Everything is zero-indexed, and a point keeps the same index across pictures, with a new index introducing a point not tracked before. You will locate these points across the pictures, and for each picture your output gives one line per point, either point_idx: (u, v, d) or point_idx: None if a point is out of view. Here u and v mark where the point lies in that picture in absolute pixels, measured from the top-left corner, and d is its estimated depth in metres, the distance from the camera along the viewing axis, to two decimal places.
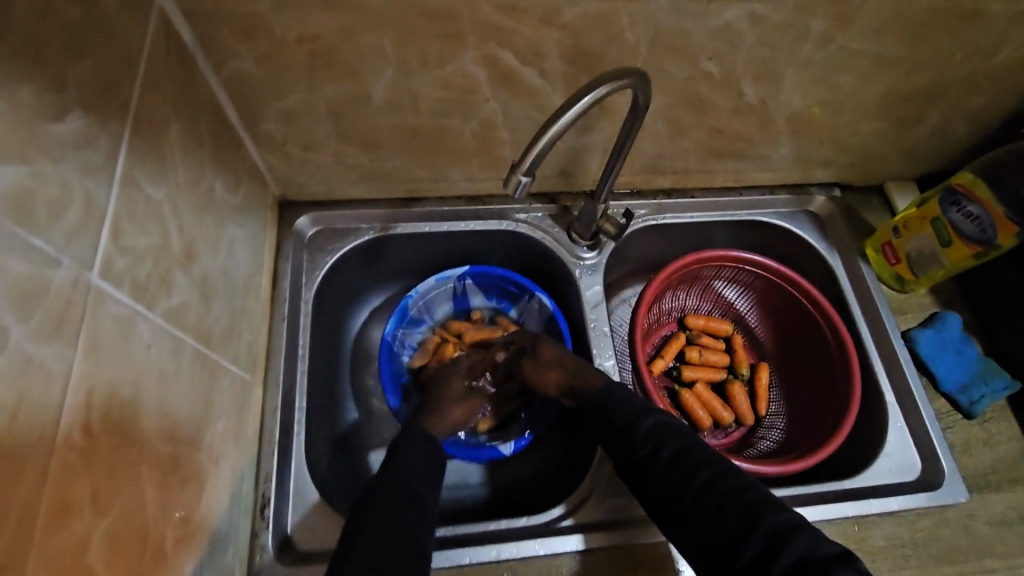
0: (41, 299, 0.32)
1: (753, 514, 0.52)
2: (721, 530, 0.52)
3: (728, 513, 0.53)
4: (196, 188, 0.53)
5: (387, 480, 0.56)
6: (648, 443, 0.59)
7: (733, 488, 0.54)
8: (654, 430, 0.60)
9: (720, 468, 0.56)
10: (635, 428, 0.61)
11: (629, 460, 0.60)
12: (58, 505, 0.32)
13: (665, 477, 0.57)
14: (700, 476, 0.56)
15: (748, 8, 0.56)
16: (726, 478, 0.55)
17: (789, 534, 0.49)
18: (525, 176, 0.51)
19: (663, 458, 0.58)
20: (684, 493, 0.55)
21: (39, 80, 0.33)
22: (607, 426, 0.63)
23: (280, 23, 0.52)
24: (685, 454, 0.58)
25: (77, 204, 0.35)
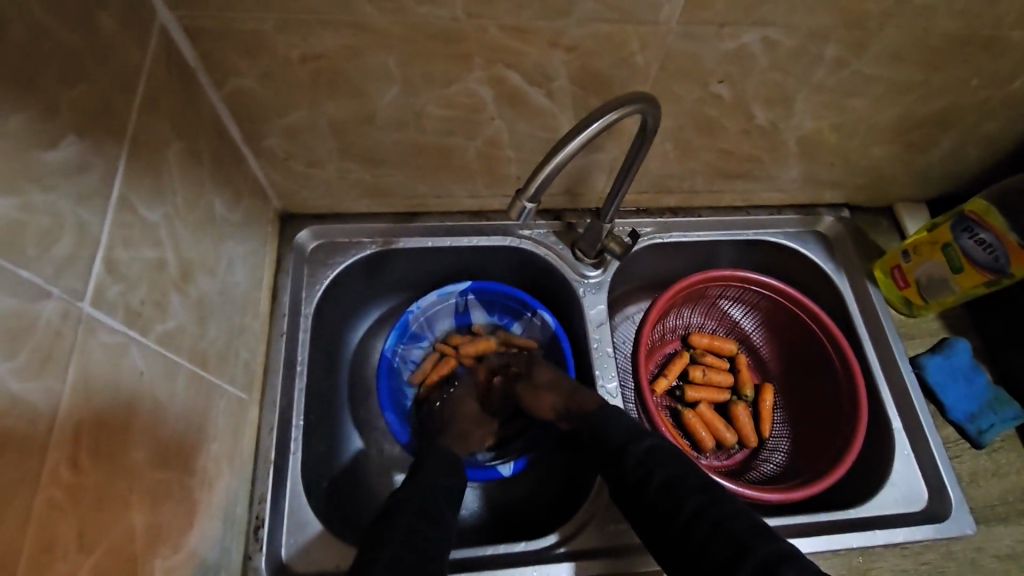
0: (28, 335, 0.31)
1: (742, 544, 0.51)
2: (709, 559, 0.52)
3: (717, 542, 0.52)
4: (196, 206, 0.52)
5: (413, 490, 0.57)
6: (639, 468, 0.58)
7: (722, 516, 0.53)
8: (645, 454, 0.59)
9: (710, 495, 0.55)
10: (628, 451, 0.60)
11: (620, 483, 0.59)
12: (43, 546, 0.31)
13: (655, 503, 0.56)
14: (690, 503, 0.55)
15: (760, 32, 0.55)
16: (716, 505, 0.54)
17: (779, 566, 0.49)
18: (530, 202, 0.50)
19: (654, 483, 0.57)
20: (674, 519, 0.55)
21: (32, 109, 0.32)
22: (600, 448, 0.62)
23: (284, 42, 0.51)
24: (676, 480, 0.57)
25: (69, 234, 0.34)
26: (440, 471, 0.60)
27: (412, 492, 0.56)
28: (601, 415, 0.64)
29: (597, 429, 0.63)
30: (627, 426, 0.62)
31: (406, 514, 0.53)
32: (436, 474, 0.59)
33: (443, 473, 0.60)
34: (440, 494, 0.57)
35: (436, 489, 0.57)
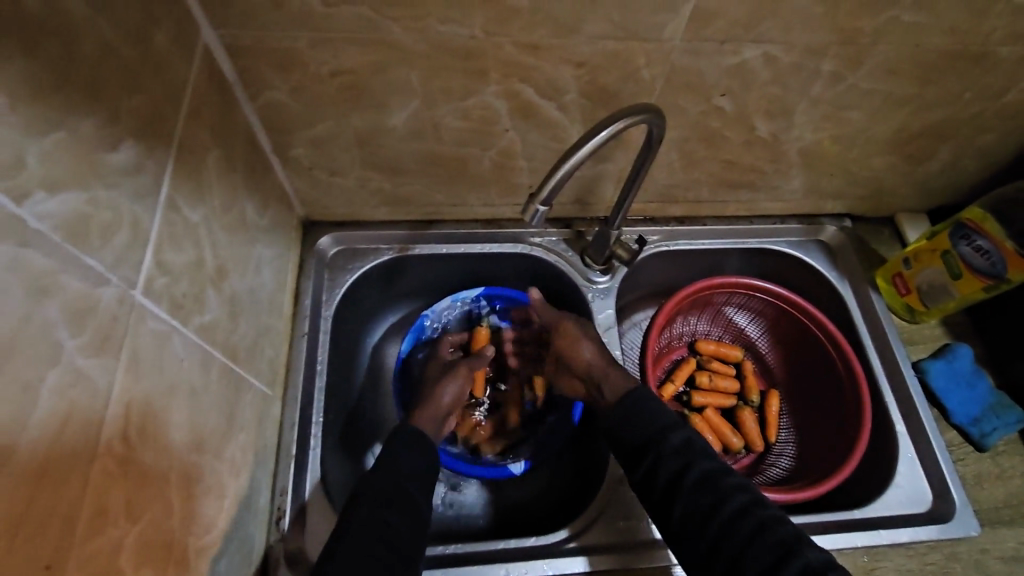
0: (91, 316, 0.34)
1: (789, 546, 0.52)
2: (753, 560, 0.52)
3: (761, 542, 0.52)
4: (230, 210, 0.56)
5: (376, 477, 0.57)
6: (678, 459, 0.58)
7: (767, 518, 0.54)
8: (682, 446, 0.59)
9: (752, 495, 0.56)
10: (664, 442, 0.60)
11: (652, 480, 0.59)
12: (96, 511, 0.34)
13: (694, 500, 0.56)
14: (733, 501, 0.55)
15: (761, 48, 0.58)
16: (759, 506, 0.55)
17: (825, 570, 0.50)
18: (542, 206, 0.53)
19: (693, 478, 0.57)
20: (715, 518, 0.55)
21: (98, 115, 0.36)
22: (632, 436, 0.62)
23: (315, 59, 0.55)
24: (715, 477, 0.57)
25: (125, 228, 0.38)
26: (408, 462, 0.60)
27: (375, 479, 0.57)
28: (632, 404, 0.63)
29: (619, 426, 0.63)
30: (663, 414, 0.62)
31: (365, 502, 0.55)
32: (406, 460, 0.60)
33: (411, 459, 0.60)
34: (412, 488, 0.58)
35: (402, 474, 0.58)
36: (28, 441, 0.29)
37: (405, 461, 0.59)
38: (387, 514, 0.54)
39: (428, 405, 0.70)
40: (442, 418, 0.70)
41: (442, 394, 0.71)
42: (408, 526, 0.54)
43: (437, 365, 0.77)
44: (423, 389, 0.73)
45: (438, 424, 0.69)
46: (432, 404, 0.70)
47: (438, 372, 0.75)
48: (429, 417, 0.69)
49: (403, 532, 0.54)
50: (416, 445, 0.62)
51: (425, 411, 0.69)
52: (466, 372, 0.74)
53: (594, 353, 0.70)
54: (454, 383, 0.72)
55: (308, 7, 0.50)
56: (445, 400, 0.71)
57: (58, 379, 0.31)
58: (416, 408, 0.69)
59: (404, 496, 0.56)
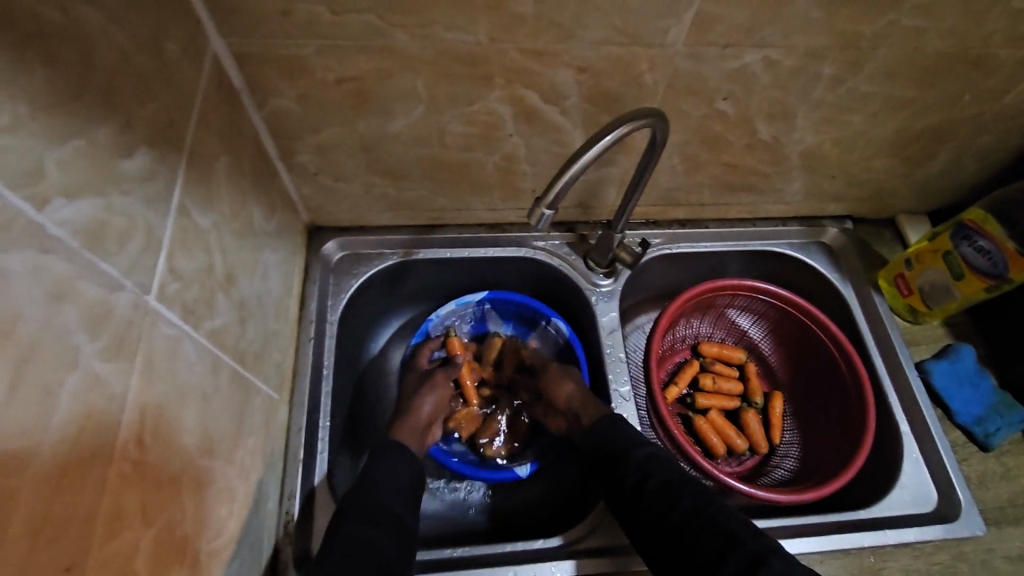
0: (108, 321, 0.35)
1: (733, 537, 0.53)
2: (702, 554, 0.54)
3: (707, 537, 0.54)
4: (238, 216, 0.56)
5: (358, 494, 0.58)
6: (638, 471, 0.60)
7: (716, 515, 0.56)
8: (645, 457, 0.62)
9: (705, 496, 0.58)
10: (628, 456, 0.62)
11: (619, 490, 0.61)
12: (113, 514, 0.34)
13: (651, 504, 0.58)
14: (685, 502, 0.57)
15: (763, 53, 0.59)
16: (710, 505, 0.57)
17: (767, 557, 0.51)
18: (547, 210, 0.54)
19: (652, 484, 0.59)
20: (669, 518, 0.57)
21: (113, 122, 0.36)
22: (600, 455, 0.64)
23: (322, 66, 0.55)
24: (671, 482, 0.59)
25: (139, 234, 0.38)
26: (394, 479, 0.61)
27: (361, 496, 0.57)
28: (605, 424, 0.66)
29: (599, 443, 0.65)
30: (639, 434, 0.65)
31: (350, 521, 0.55)
32: (386, 478, 0.60)
33: (396, 478, 0.61)
34: (394, 505, 0.58)
35: (381, 489, 0.59)
36: (48, 445, 0.29)
37: (389, 473, 0.61)
38: (376, 533, 0.54)
39: (407, 418, 0.71)
40: (423, 430, 0.71)
41: (420, 406, 0.72)
42: (394, 543, 0.55)
43: (415, 376, 0.78)
44: (402, 401, 0.74)
45: (420, 436, 0.70)
46: (411, 418, 0.71)
47: (416, 384, 0.76)
48: (411, 429, 0.70)
49: (391, 550, 0.54)
50: (401, 462, 0.63)
51: (405, 423, 0.70)
52: (444, 382, 0.75)
53: (572, 392, 0.72)
54: (432, 394, 0.73)
55: (315, 16, 0.51)
56: (425, 412, 0.72)
57: (76, 383, 0.32)
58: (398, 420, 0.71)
59: (387, 512, 0.57)
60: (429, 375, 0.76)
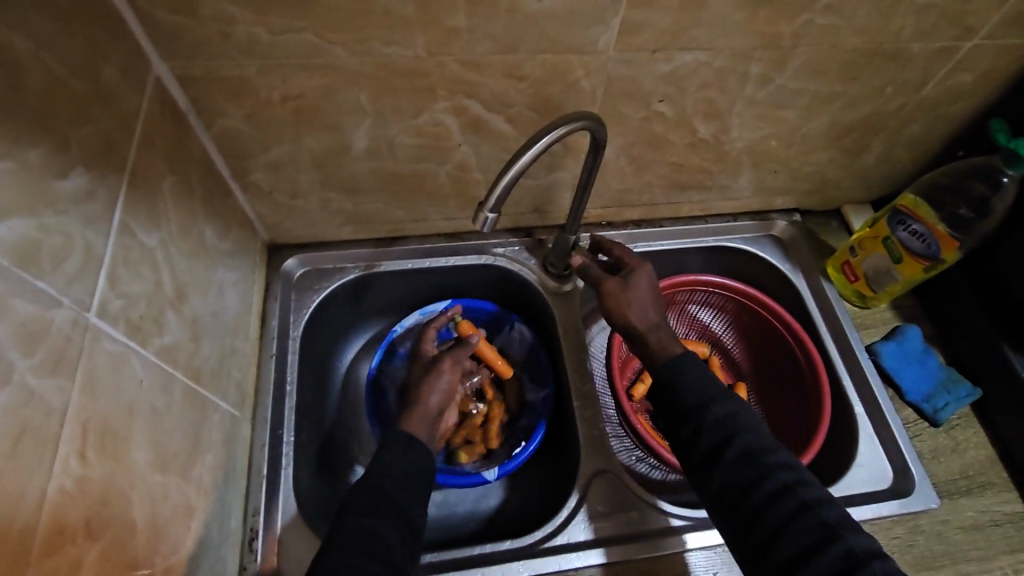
0: (44, 338, 0.35)
1: (830, 529, 0.50)
2: (790, 539, 0.50)
3: (800, 524, 0.51)
4: (189, 235, 0.57)
5: (368, 481, 0.56)
6: (721, 432, 0.56)
7: (810, 500, 0.52)
8: (725, 420, 0.57)
9: (795, 475, 0.54)
10: (708, 412, 0.57)
11: (691, 446, 0.57)
12: (53, 532, 0.34)
13: (735, 474, 0.54)
14: (775, 479, 0.53)
15: (691, 56, 0.62)
16: (803, 487, 0.53)
17: (864, 558, 0.48)
18: (491, 212, 0.55)
19: (737, 451, 0.55)
20: (755, 493, 0.53)
21: (46, 145, 0.37)
22: (670, 402, 0.59)
23: (266, 85, 0.57)
24: (759, 453, 0.55)
25: (77, 253, 0.39)
26: (399, 465, 0.57)
27: (360, 489, 0.55)
28: (670, 374, 0.60)
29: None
30: None
31: (354, 514, 0.53)
32: (399, 465, 0.57)
33: (405, 462, 0.58)
34: (407, 505, 0.55)
35: (392, 482, 0.56)
36: None
37: (410, 464, 0.58)
38: (381, 524, 0.53)
39: (416, 408, 0.64)
40: (435, 419, 0.64)
41: (428, 395, 0.65)
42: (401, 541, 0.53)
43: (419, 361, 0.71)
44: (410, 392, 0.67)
45: (432, 423, 0.64)
46: (421, 405, 0.64)
47: (422, 373, 0.69)
48: (423, 419, 0.63)
49: (398, 549, 0.52)
50: (415, 450, 0.59)
51: (416, 412, 0.63)
52: (452, 366, 0.69)
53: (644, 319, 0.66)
54: (440, 382, 0.66)
55: (254, 36, 0.52)
56: (434, 403, 0.65)
57: (10, 398, 0.32)
58: (409, 409, 0.64)
59: (395, 507, 0.54)
60: (434, 361, 0.70)
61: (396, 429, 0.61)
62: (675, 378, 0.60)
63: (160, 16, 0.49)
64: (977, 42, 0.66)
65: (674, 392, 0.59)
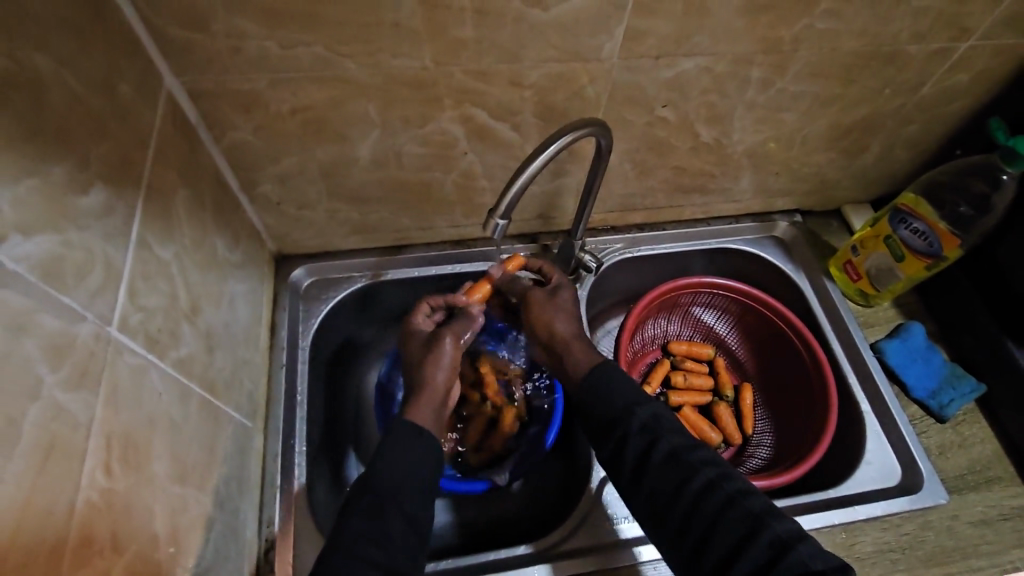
0: (70, 352, 0.36)
1: (756, 517, 0.52)
2: (720, 536, 0.52)
3: (727, 517, 0.52)
4: (201, 247, 0.57)
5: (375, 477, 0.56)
6: (644, 438, 0.58)
7: (735, 492, 0.54)
8: (649, 425, 0.59)
9: (719, 470, 0.56)
10: (632, 421, 0.59)
11: (621, 457, 0.58)
12: (82, 545, 0.35)
13: (663, 479, 0.56)
14: (701, 477, 0.55)
15: (694, 61, 0.63)
16: (727, 481, 0.55)
17: (791, 541, 0.50)
18: (501, 219, 0.56)
19: (661, 455, 0.57)
20: (682, 495, 0.54)
21: (69, 161, 0.38)
22: (595, 418, 0.61)
23: (275, 98, 0.58)
24: (683, 453, 0.57)
25: (98, 267, 0.40)
26: (405, 461, 0.57)
27: (361, 488, 0.55)
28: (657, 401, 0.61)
29: (594, 408, 0.61)
30: (657, 413, 0.60)
31: (354, 512, 0.54)
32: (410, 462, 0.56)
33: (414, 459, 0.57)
34: (409, 505, 0.55)
35: (395, 477, 0.55)
36: (12, 473, 0.30)
37: (411, 463, 0.57)
38: (382, 526, 0.53)
39: (424, 392, 0.62)
40: (443, 400, 0.63)
41: (435, 377, 0.63)
42: (407, 545, 0.53)
43: (416, 340, 0.67)
44: (410, 371, 0.65)
45: (438, 407, 0.63)
46: (427, 389, 0.62)
47: (420, 348, 0.66)
48: (429, 404, 0.62)
49: (398, 554, 0.52)
50: (418, 446, 0.58)
51: (422, 398, 0.62)
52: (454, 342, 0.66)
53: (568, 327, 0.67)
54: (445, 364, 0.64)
55: (265, 50, 0.53)
56: (441, 384, 0.63)
57: (40, 413, 0.33)
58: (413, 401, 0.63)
59: (397, 507, 0.54)
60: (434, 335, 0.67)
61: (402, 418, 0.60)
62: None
63: (174, 32, 0.50)
64: (973, 43, 0.67)
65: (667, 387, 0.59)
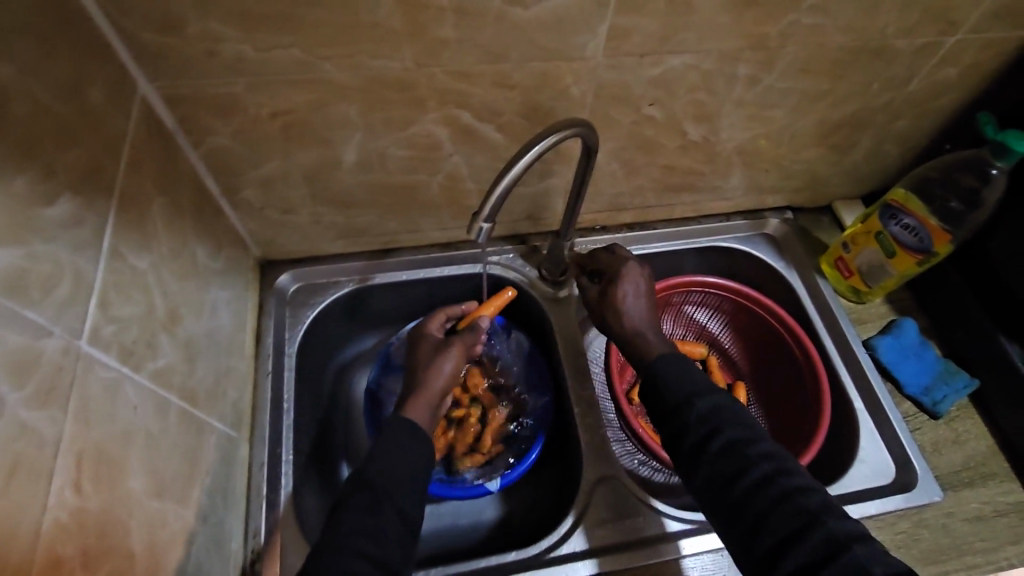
0: (34, 368, 0.35)
1: (812, 517, 0.48)
2: (770, 531, 0.48)
3: (782, 514, 0.48)
4: (180, 255, 0.56)
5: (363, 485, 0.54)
6: (703, 425, 0.54)
7: (793, 488, 0.49)
8: (708, 413, 0.54)
9: (780, 464, 0.51)
10: (689, 408, 0.55)
11: (676, 441, 0.55)
12: (50, 567, 0.34)
13: (717, 467, 0.52)
14: (758, 469, 0.51)
15: (680, 59, 0.62)
16: (788, 476, 0.50)
17: (848, 546, 0.46)
18: (485, 223, 0.54)
19: (719, 444, 0.52)
20: (737, 485, 0.51)
21: (32, 172, 0.37)
22: (653, 400, 0.58)
23: (254, 101, 0.56)
24: (743, 443, 0.52)
25: (66, 280, 0.38)
26: (403, 463, 0.55)
27: (354, 486, 0.53)
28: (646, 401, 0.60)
29: None
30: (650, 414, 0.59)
31: (349, 510, 0.51)
32: (403, 465, 0.55)
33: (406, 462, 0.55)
34: (404, 502, 0.53)
35: (394, 477, 0.54)
36: None
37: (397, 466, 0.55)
38: (376, 522, 0.51)
39: (421, 391, 0.62)
40: (439, 401, 0.63)
41: (437, 375, 0.64)
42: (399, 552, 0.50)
43: (427, 344, 0.69)
44: (411, 372, 0.66)
45: (434, 407, 0.62)
46: (422, 393, 0.62)
47: (429, 351, 0.68)
48: (425, 403, 0.62)
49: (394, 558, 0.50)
50: (410, 449, 0.56)
51: (419, 398, 0.62)
52: (460, 351, 0.68)
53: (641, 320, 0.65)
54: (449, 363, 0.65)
55: (241, 54, 0.52)
56: (441, 382, 0.64)
57: (2, 431, 0.32)
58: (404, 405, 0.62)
59: (393, 505, 0.52)
60: (444, 343, 0.69)
61: (392, 422, 0.58)
62: (668, 370, 0.58)
63: (144, 36, 0.49)
64: (962, 36, 0.66)
65: (656, 389, 0.58)
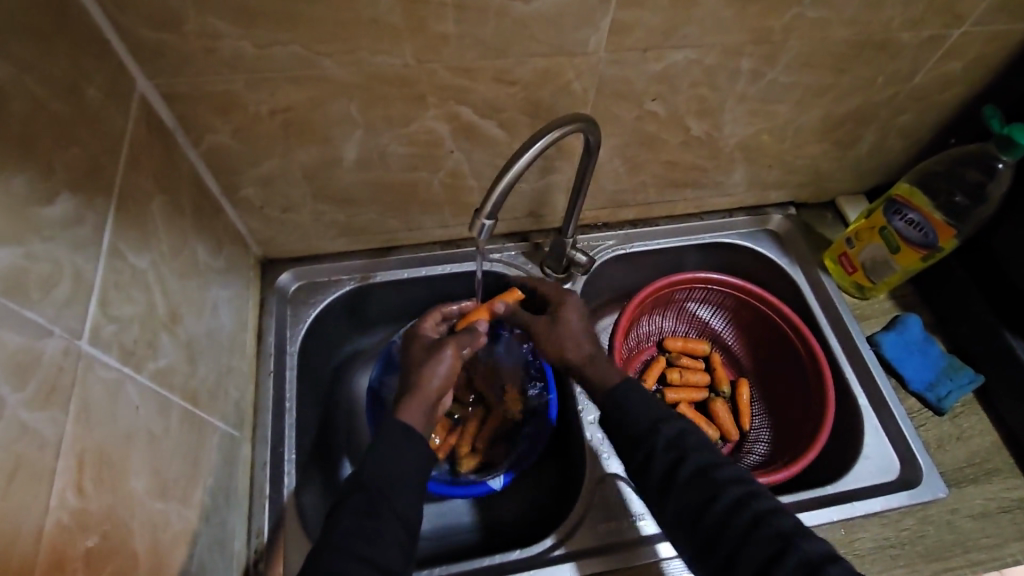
0: (35, 368, 0.34)
1: (785, 539, 0.49)
2: (746, 558, 0.49)
3: (756, 539, 0.49)
4: (180, 254, 0.56)
5: None
6: (669, 454, 0.55)
7: (763, 512, 0.51)
8: (675, 440, 0.56)
9: (748, 488, 0.53)
10: (656, 436, 0.56)
11: (646, 472, 0.56)
12: (52, 567, 0.33)
13: (688, 496, 0.53)
14: (727, 495, 0.52)
15: (682, 54, 0.61)
16: (757, 500, 0.52)
17: (822, 564, 0.47)
18: (487, 219, 0.54)
19: (688, 471, 0.54)
20: (709, 514, 0.52)
21: (31, 170, 0.36)
22: (619, 431, 0.58)
23: (254, 99, 0.56)
24: (711, 470, 0.54)
25: (66, 279, 0.38)
26: (406, 463, 0.55)
27: (352, 486, 0.53)
28: (650, 399, 0.60)
29: None
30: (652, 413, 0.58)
31: (347, 510, 0.51)
32: (405, 466, 0.55)
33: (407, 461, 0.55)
34: (402, 506, 0.53)
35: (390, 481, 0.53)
36: None
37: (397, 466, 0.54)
38: (375, 524, 0.51)
39: (415, 394, 0.60)
40: (434, 405, 0.61)
41: (429, 380, 0.62)
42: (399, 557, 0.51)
43: (419, 346, 0.68)
44: (405, 374, 0.64)
45: (428, 413, 0.61)
46: (419, 391, 0.61)
47: (421, 354, 0.66)
48: (419, 405, 0.60)
49: (396, 562, 0.50)
50: (410, 450, 0.56)
51: (413, 399, 0.60)
52: (454, 352, 0.65)
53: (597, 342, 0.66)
54: (442, 367, 0.63)
55: (240, 50, 0.51)
56: (434, 388, 0.62)
57: (3, 431, 0.32)
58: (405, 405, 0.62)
59: (391, 507, 0.52)
60: (436, 343, 0.66)
61: (394, 418, 0.58)
62: None
63: (142, 32, 0.48)
64: (967, 30, 0.66)
65: None
